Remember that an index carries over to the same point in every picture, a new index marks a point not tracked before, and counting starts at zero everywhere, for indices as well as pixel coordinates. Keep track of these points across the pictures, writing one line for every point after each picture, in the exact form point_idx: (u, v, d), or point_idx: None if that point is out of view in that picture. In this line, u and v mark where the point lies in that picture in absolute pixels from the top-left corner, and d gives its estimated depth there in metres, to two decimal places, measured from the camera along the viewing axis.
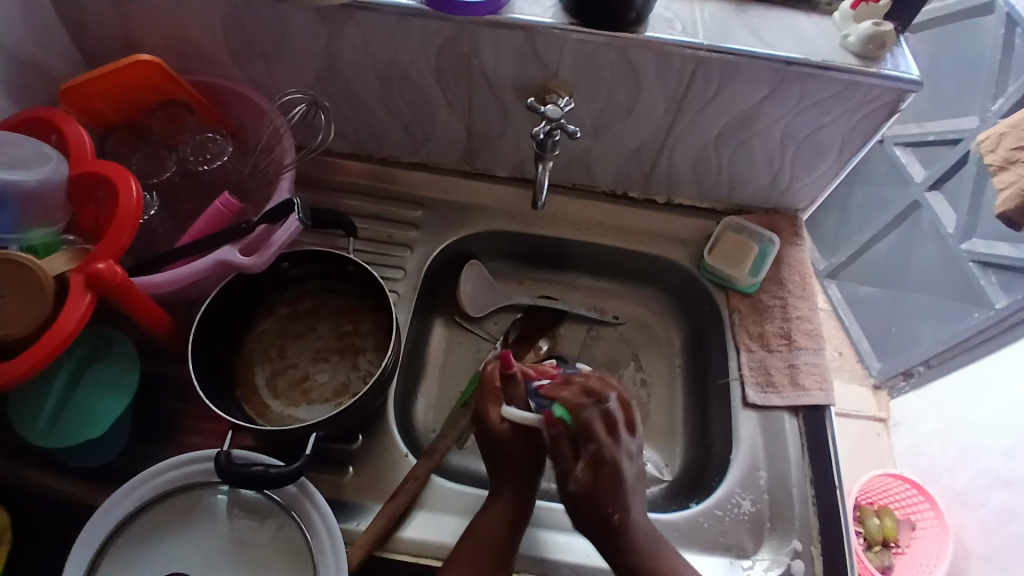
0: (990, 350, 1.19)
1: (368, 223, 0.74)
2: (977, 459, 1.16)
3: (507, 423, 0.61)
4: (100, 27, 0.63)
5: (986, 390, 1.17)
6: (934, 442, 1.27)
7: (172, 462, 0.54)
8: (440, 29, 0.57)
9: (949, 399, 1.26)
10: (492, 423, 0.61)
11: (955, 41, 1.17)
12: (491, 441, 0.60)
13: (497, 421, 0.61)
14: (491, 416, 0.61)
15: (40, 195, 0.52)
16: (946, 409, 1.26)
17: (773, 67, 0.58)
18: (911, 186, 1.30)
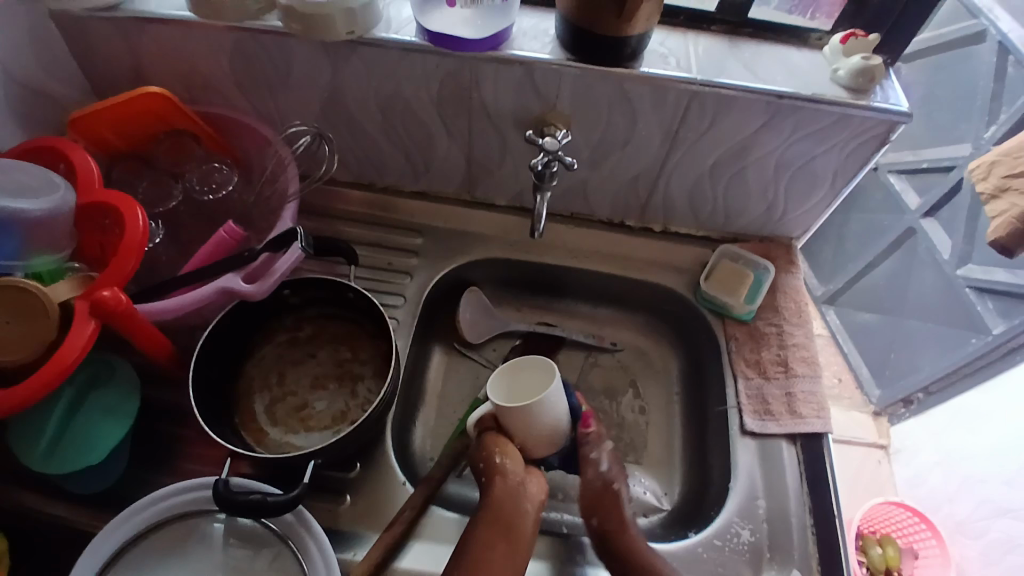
0: (989, 376, 1.19)
1: (369, 251, 0.75)
2: (978, 488, 1.16)
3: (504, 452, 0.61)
4: (111, 60, 0.65)
5: (985, 416, 1.17)
6: (935, 469, 1.26)
7: (180, 485, 0.54)
8: (441, 63, 0.59)
9: (950, 426, 1.25)
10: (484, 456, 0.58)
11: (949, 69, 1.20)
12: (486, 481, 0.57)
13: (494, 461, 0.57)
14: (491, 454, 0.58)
15: (46, 222, 0.52)
16: (946, 437, 1.25)
17: (764, 101, 0.60)
18: (906, 214, 1.32)
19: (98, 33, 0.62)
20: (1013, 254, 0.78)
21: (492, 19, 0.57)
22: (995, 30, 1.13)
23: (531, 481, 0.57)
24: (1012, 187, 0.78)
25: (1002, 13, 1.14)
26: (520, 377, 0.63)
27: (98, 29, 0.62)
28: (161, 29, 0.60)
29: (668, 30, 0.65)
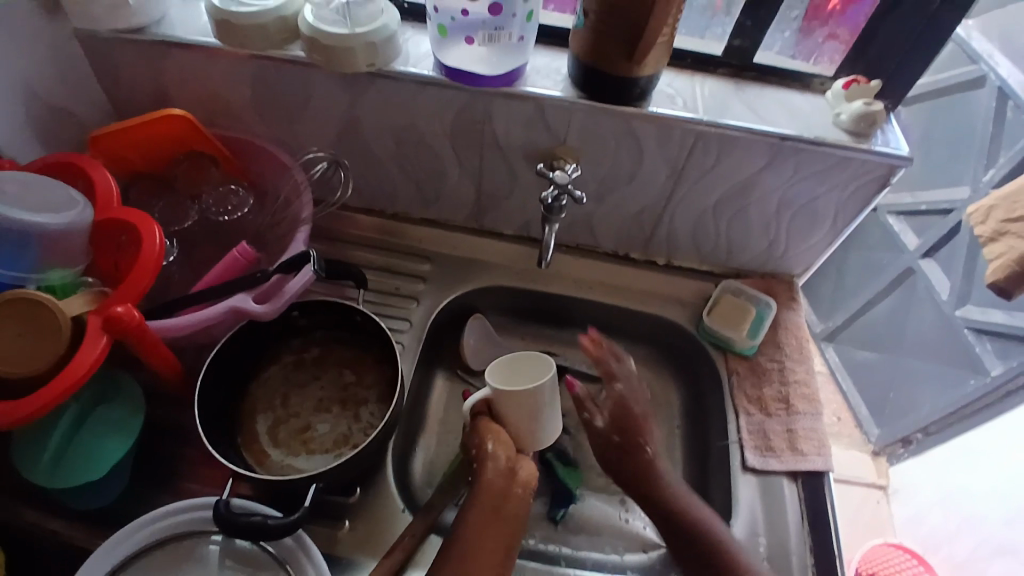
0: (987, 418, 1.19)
1: (377, 275, 0.76)
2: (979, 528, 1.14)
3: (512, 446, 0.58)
4: (136, 84, 0.67)
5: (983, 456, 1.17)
6: (936, 507, 1.25)
7: (178, 505, 0.54)
8: (456, 96, 0.61)
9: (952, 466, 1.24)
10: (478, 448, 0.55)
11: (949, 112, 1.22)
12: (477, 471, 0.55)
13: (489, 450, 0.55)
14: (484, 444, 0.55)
15: (64, 237, 0.53)
16: (949, 476, 1.24)
17: (768, 141, 0.62)
18: (905, 254, 1.33)
19: (125, 57, 0.64)
20: (1011, 296, 0.78)
21: (506, 55, 0.59)
22: (994, 76, 1.14)
23: (521, 465, 0.56)
24: (1010, 231, 0.78)
25: (1001, 58, 1.15)
26: (514, 365, 0.59)
27: (125, 53, 0.64)
28: (187, 56, 0.63)
29: (676, 72, 0.67)
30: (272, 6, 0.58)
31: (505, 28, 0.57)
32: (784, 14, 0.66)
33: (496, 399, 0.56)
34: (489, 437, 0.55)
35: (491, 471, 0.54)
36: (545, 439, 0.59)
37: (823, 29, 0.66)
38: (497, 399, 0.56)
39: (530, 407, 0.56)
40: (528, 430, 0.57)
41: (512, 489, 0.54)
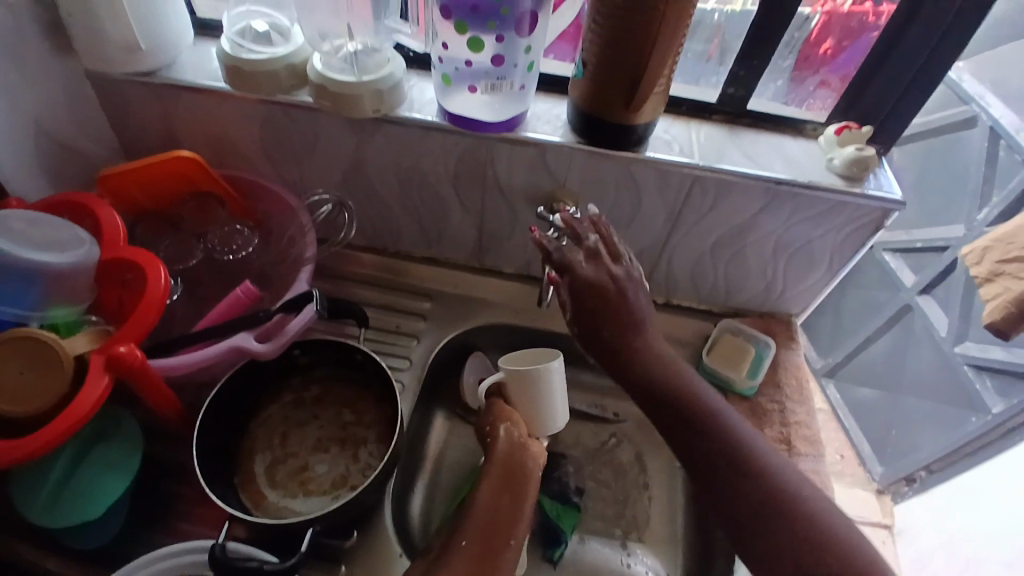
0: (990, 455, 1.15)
1: (378, 313, 0.76)
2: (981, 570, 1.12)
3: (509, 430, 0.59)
4: (148, 127, 0.69)
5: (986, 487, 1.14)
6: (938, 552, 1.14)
7: (186, 545, 0.53)
8: (460, 140, 0.63)
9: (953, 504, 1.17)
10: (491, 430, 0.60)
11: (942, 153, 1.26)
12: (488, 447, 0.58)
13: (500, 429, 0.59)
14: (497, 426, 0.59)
15: (70, 275, 0.54)
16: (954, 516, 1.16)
17: (763, 186, 0.63)
18: (902, 291, 1.35)
19: (137, 99, 0.66)
20: (1009, 337, 0.79)
21: (508, 102, 0.60)
22: (985, 116, 1.16)
23: (533, 444, 0.59)
24: (1006, 271, 0.79)
25: (993, 99, 1.16)
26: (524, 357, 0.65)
27: (138, 96, 0.66)
28: (198, 100, 0.64)
29: (672, 118, 0.69)
30: (282, 54, 0.59)
31: (507, 78, 0.58)
32: (776, 63, 0.69)
33: (512, 380, 0.61)
34: (503, 419, 0.60)
35: (504, 445, 0.58)
36: (555, 423, 0.64)
37: (815, 77, 0.69)
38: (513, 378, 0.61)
39: (540, 390, 0.61)
40: (535, 413, 0.62)
41: (520, 458, 0.57)
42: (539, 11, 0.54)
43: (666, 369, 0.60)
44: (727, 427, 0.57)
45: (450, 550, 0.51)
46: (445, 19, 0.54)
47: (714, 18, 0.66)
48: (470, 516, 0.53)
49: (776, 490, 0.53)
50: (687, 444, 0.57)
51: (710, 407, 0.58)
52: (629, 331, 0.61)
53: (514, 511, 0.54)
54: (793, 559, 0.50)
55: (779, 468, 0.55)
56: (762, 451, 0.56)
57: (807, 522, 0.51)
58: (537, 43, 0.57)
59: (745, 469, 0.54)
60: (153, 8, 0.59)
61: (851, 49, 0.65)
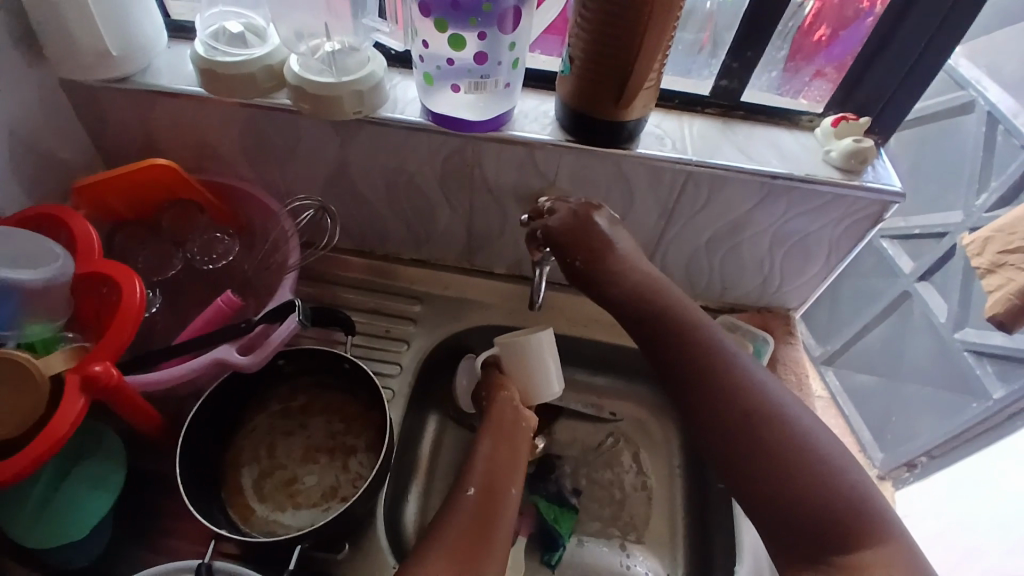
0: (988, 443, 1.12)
1: (367, 317, 0.75)
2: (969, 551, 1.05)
3: (512, 407, 0.66)
4: (123, 132, 0.67)
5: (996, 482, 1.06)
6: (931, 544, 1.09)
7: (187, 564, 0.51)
8: (446, 141, 0.61)
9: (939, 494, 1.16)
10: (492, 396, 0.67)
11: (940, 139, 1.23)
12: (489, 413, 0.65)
13: (502, 395, 0.66)
14: (498, 395, 0.66)
15: (44, 292, 0.52)
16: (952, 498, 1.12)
17: (759, 181, 0.61)
18: (900, 277, 1.33)
19: (112, 104, 0.64)
20: (1012, 330, 0.77)
21: (494, 101, 0.58)
22: (983, 101, 1.15)
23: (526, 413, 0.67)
24: (1008, 262, 0.77)
25: (990, 83, 1.15)
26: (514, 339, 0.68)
27: (113, 101, 0.63)
28: (175, 104, 0.62)
29: (663, 113, 0.67)
30: (258, 55, 0.57)
31: (491, 76, 0.55)
32: (771, 54, 0.66)
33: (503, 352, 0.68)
34: (501, 389, 0.67)
35: (505, 412, 0.65)
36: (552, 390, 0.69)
37: (810, 67, 0.67)
38: (506, 352, 0.67)
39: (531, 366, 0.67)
40: (530, 384, 0.68)
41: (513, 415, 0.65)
42: (522, 7, 0.52)
43: (690, 321, 0.60)
44: (753, 392, 0.55)
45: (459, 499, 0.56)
46: (425, 16, 0.52)
47: (705, 7, 0.63)
48: (473, 472, 0.59)
49: (800, 453, 0.51)
50: (713, 405, 0.55)
51: (735, 362, 0.57)
52: (643, 288, 0.62)
53: (512, 463, 0.61)
54: (810, 525, 0.49)
55: (801, 420, 0.53)
56: (787, 408, 0.54)
57: (828, 488, 0.49)
58: (522, 39, 0.55)
59: (770, 432, 0.52)
60: (122, 11, 0.57)
61: (846, 38, 0.63)
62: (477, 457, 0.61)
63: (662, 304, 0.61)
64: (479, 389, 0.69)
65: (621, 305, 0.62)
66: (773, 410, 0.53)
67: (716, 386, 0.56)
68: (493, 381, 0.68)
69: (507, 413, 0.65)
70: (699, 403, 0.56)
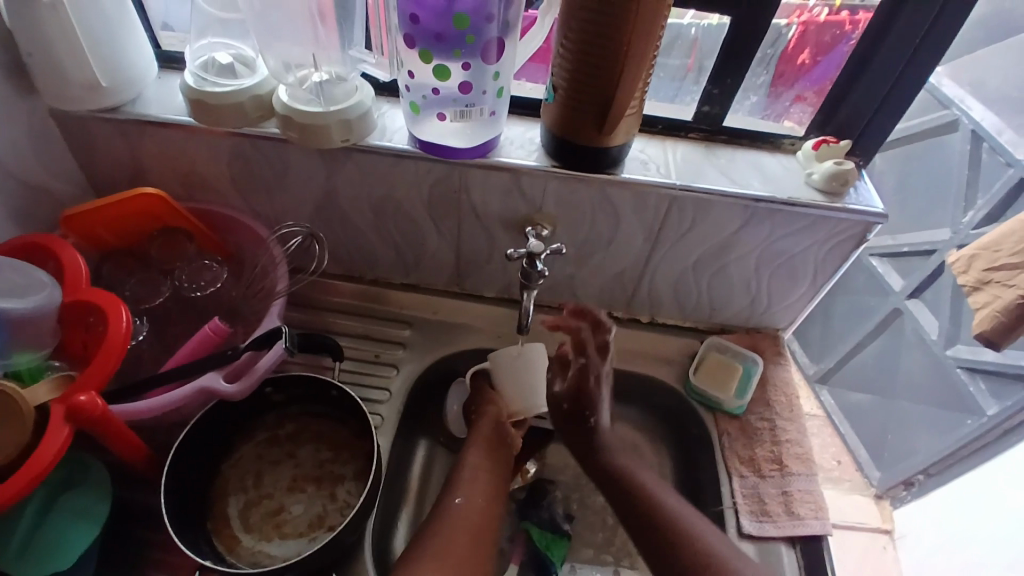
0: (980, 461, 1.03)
1: (356, 343, 0.74)
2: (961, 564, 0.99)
3: (495, 426, 0.67)
4: (114, 161, 0.67)
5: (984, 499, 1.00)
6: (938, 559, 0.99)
7: None
8: (433, 168, 0.62)
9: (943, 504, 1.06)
10: (479, 412, 0.68)
11: (925, 157, 1.22)
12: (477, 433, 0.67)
13: (490, 413, 0.68)
14: (486, 411, 0.68)
15: (30, 321, 0.52)
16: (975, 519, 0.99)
17: (742, 205, 0.62)
18: (890, 295, 1.26)
19: (102, 135, 0.64)
20: (999, 347, 0.77)
21: (480, 128, 0.59)
22: (967, 120, 1.14)
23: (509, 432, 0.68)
24: (993, 279, 0.78)
25: (975, 103, 1.15)
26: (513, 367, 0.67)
27: (103, 130, 0.64)
28: (165, 134, 0.63)
29: (647, 138, 0.68)
30: (247, 86, 0.58)
31: (477, 105, 0.56)
32: (752, 80, 0.68)
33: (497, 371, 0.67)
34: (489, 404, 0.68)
35: (489, 429, 0.67)
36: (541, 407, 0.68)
37: (790, 92, 0.69)
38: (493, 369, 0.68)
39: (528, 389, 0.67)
40: (517, 399, 0.67)
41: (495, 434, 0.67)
42: (506, 38, 0.53)
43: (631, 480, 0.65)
44: (682, 514, 0.61)
45: (445, 507, 0.60)
46: (410, 47, 0.53)
47: (691, 32, 0.64)
48: (460, 482, 0.63)
49: None
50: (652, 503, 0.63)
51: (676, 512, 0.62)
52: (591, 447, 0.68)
53: (491, 491, 0.63)
54: None
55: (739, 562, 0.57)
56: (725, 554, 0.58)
57: None
58: (506, 69, 0.56)
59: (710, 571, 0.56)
60: (112, 43, 0.58)
61: (825, 63, 0.65)
62: (465, 467, 0.65)
63: (601, 418, 0.69)
64: (469, 403, 0.70)
65: (567, 413, 0.70)
66: (713, 553, 0.58)
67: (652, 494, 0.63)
68: (479, 394, 0.69)
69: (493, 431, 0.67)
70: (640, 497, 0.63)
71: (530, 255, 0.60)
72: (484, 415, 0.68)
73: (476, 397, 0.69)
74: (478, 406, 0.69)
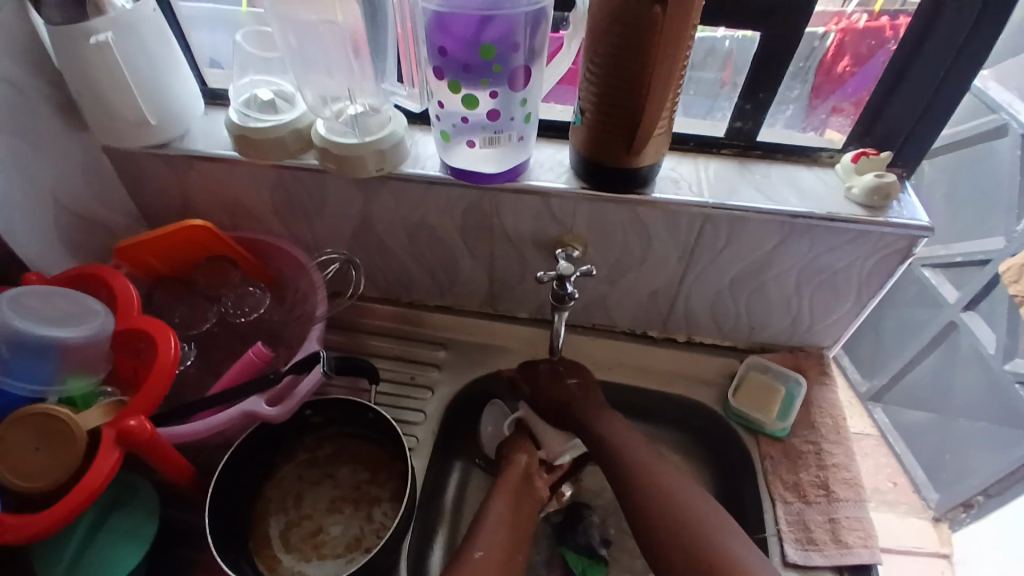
0: None
1: (393, 365, 0.76)
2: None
3: (523, 465, 0.68)
4: (164, 194, 0.71)
5: None
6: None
7: None
8: (464, 194, 0.63)
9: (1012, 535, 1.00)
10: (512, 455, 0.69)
11: (974, 163, 1.15)
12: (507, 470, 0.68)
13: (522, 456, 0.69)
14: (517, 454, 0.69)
15: (84, 349, 0.55)
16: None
17: (779, 221, 0.61)
18: (944, 308, 1.18)
19: (152, 168, 0.69)
20: None
21: (510, 153, 0.60)
22: (1015, 123, 1.07)
23: (538, 477, 0.68)
24: None
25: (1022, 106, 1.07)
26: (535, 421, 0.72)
27: (154, 165, 0.68)
28: (211, 167, 0.67)
29: (679, 156, 0.68)
30: (287, 120, 0.61)
31: (505, 131, 0.57)
32: (785, 94, 0.67)
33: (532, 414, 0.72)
34: (518, 448, 0.70)
35: (517, 468, 0.68)
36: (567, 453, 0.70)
37: (825, 105, 0.67)
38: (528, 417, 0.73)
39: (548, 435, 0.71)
40: (552, 440, 0.71)
41: (520, 477, 0.67)
42: (532, 65, 0.54)
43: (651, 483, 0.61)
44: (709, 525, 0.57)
45: (466, 553, 0.58)
46: (439, 78, 0.55)
47: (725, 44, 0.63)
48: (486, 522, 0.61)
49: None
50: (663, 529, 0.58)
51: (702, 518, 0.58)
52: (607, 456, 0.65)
53: (520, 517, 0.63)
54: None
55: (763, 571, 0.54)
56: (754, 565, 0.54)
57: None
58: (533, 95, 0.57)
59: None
60: (161, 83, 0.62)
61: (862, 73, 0.64)
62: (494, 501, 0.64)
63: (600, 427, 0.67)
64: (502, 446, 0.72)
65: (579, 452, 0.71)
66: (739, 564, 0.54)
67: (676, 525, 0.58)
68: (514, 440, 0.71)
69: (520, 475, 0.67)
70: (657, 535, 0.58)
71: (560, 277, 0.60)
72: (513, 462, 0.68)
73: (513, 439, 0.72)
74: (511, 446, 0.71)
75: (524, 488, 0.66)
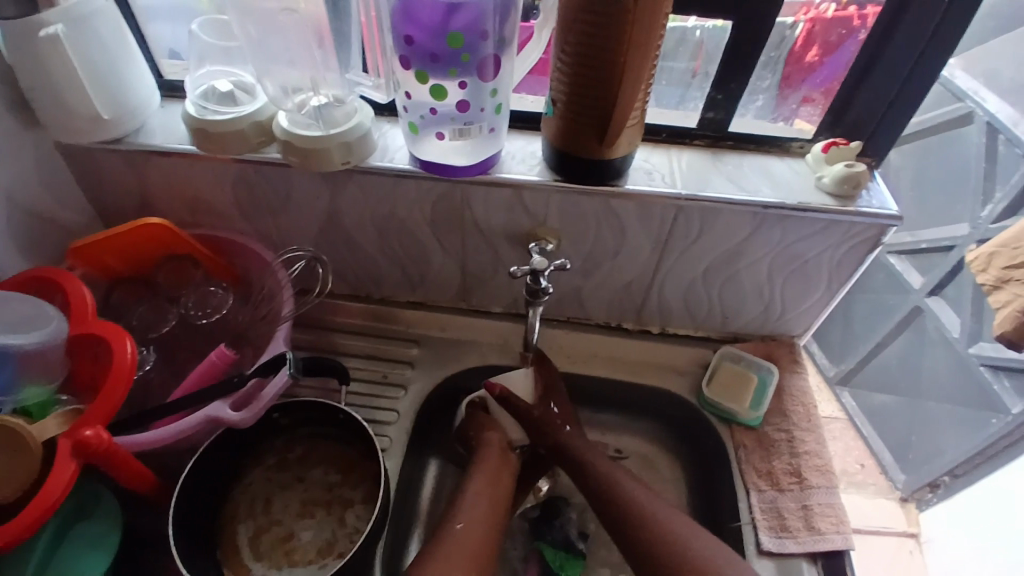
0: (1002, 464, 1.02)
1: (365, 363, 0.74)
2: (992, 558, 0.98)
3: (496, 452, 0.66)
4: (120, 191, 0.68)
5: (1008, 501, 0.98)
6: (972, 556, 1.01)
7: None
8: (435, 186, 0.61)
9: (977, 511, 1.04)
10: (483, 438, 0.67)
11: (941, 151, 1.18)
12: (479, 453, 0.66)
13: (490, 436, 0.67)
14: (487, 435, 0.68)
15: (38, 355, 0.52)
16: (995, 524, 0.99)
17: (750, 212, 0.61)
18: (911, 293, 1.20)
19: (107, 164, 0.65)
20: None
21: (481, 144, 0.58)
22: (982, 111, 1.09)
23: (508, 456, 0.67)
24: (1014, 277, 0.78)
25: (989, 94, 1.10)
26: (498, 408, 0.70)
27: (109, 160, 0.65)
28: (169, 162, 0.64)
29: (651, 147, 0.67)
30: (247, 112, 0.59)
31: (476, 122, 0.56)
32: (757, 84, 0.67)
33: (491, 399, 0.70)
34: (485, 427, 0.69)
35: (488, 450, 0.66)
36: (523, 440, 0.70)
37: (797, 94, 0.67)
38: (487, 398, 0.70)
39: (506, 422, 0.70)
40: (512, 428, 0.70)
41: (492, 458, 0.66)
42: (501, 55, 0.53)
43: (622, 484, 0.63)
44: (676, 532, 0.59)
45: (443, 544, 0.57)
46: (406, 68, 0.53)
47: (696, 34, 0.63)
48: (463, 507, 0.61)
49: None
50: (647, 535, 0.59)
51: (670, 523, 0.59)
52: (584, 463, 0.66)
53: (497, 512, 0.62)
54: None
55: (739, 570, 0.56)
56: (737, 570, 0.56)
57: None
58: (504, 85, 0.55)
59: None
60: (113, 75, 0.58)
61: (831, 63, 0.64)
62: (468, 492, 0.62)
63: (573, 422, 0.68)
64: (463, 429, 0.70)
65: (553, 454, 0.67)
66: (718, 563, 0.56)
67: (648, 521, 0.60)
68: (476, 420, 0.69)
69: (497, 461, 0.66)
70: (636, 532, 0.60)
71: (533, 272, 0.59)
72: (487, 447, 0.67)
73: (477, 417, 0.69)
74: (476, 426, 0.69)
75: (496, 475, 0.65)
